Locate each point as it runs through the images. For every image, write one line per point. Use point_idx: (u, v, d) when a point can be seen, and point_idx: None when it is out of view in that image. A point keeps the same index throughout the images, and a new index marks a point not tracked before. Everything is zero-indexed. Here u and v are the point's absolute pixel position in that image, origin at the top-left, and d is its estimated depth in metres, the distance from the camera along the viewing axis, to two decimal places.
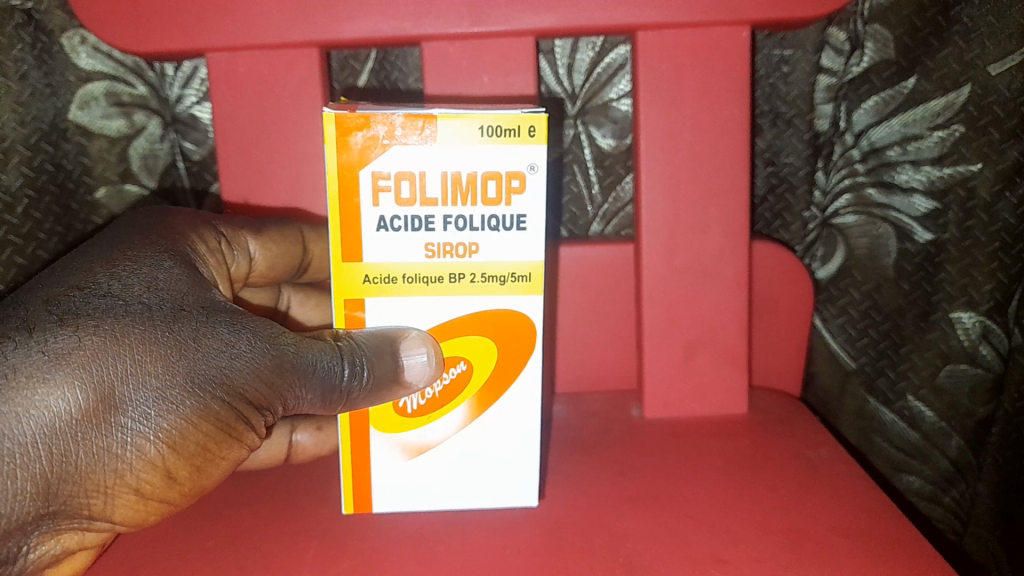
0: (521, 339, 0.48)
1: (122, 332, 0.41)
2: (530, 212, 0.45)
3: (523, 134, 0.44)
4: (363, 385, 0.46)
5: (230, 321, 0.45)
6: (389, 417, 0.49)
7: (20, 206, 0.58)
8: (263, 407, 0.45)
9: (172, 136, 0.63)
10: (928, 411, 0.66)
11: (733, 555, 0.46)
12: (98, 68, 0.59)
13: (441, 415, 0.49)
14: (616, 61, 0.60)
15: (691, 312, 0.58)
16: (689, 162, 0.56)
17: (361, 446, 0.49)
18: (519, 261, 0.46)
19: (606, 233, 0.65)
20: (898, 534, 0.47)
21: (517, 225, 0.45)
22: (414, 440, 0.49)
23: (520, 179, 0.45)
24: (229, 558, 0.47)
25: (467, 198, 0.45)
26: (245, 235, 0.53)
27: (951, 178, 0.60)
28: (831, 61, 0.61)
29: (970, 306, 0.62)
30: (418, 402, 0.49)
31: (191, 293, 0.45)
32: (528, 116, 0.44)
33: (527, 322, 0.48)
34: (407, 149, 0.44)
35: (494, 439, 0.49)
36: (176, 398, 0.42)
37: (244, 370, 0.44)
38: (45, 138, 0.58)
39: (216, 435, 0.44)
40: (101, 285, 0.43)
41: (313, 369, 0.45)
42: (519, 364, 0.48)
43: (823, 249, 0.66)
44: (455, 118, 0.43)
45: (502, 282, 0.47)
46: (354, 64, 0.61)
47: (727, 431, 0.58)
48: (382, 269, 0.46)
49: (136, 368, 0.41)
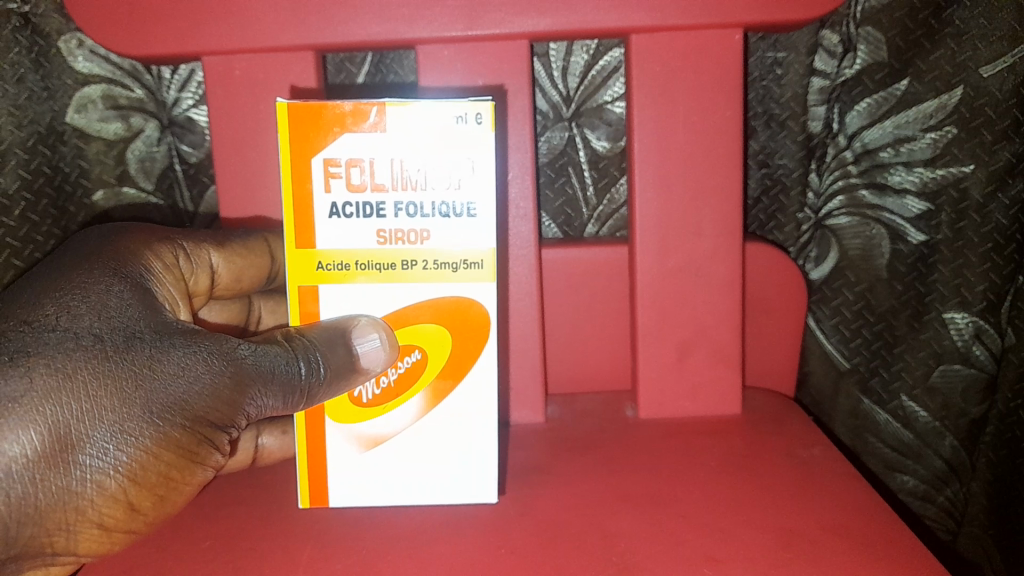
0: (474, 329, 0.49)
1: (74, 368, 0.40)
2: (479, 199, 0.47)
3: (471, 121, 0.47)
4: (321, 380, 0.47)
5: (186, 343, 0.44)
6: (345, 408, 0.50)
7: (17, 209, 0.59)
8: (226, 425, 0.45)
9: (169, 139, 0.63)
10: (921, 411, 0.66)
11: (725, 553, 0.47)
12: (95, 71, 0.60)
13: (396, 406, 0.50)
14: (610, 64, 0.60)
15: (685, 312, 0.58)
16: (683, 165, 0.56)
17: (319, 439, 0.50)
18: (472, 249, 0.48)
19: (602, 234, 0.65)
20: (890, 533, 0.48)
21: (467, 211, 0.47)
22: (370, 432, 0.50)
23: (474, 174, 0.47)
24: (224, 558, 0.48)
25: (415, 185, 0.47)
26: (206, 249, 0.52)
27: (944, 179, 0.60)
28: (824, 63, 0.61)
29: (963, 306, 0.62)
30: (373, 393, 0.50)
31: (143, 317, 0.44)
32: (474, 103, 0.46)
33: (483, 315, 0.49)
34: (355, 136, 0.46)
35: (465, 435, 0.50)
36: (134, 429, 0.41)
37: (203, 391, 0.43)
38: (42, 142, 0.59)
39: (178, 462, 0.43)
40: (49, 318, 0.41)
41: (272, 378, 0.45)
42: (474, 357, 0.50)
43: (817, 250, 0.66)
44: (402, 108, 0.46)
45: (455, 269, 0.48)
46: (349, 67, 0.61)
47: (720, 430, 0.58)
48: (336, 255, 0.48)
49: (92, 405, 0.40)
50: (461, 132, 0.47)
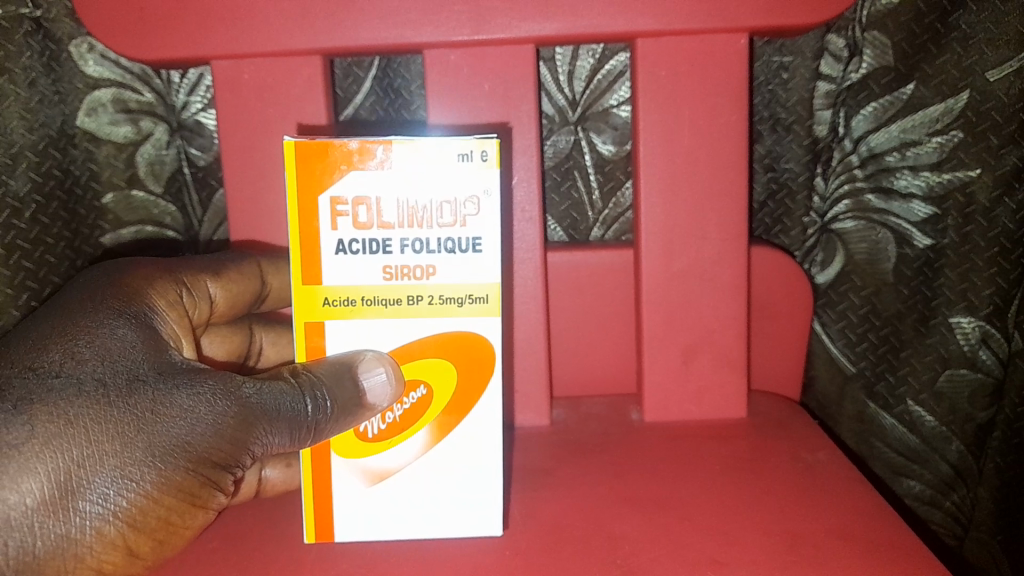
0: (479, 361, 0.49)
1: (75, 414, 0.40)
2: (484, 234, 0.47)
3: (477, 160, 0.47)
4: (329, 415, 0.46)
5: (189, 383, 0.44)
6: (350, 442, 0.49)
7: (28, 211, 0.59)
8: (230, 466, 0.44)
9: (178, 143, 0.64)
10: (928, 416, 0.66)
11: (728, 556, 0.47)
12: (105, 75, 0.60)
13: (399, 441, 0.49)
14: (616, 68, 0.61)
15: (690, 315, 0.58)
16: (688, 169, 0.56)
17: (325, 476, 0.49)
18: (479, 283, 0.48)
19: (607, 238, 0.65)
20: (894, 538, 0.47)
21: (473, 246, 0.47)
22: (375, 466, 0.49)
23: (476, 204, 0.47)
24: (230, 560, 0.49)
25: (421, 222, 0.47)
26: (204, 279, 0.52)
27: (951, 183, 0.60)
28: (830, 67, 0.61)
29: (970, 311, 0.62)
30: (379, 427, 0.49)
31: (147, 359, 0.44)
32: (478, 141, 0.46)
33: (486, 344, 0.48)
34: (361, 174, 0.47)
35: (471, 452, 0.49)
36: (135, 474, 0.41)
37: (205, 433, 0.43)
38: (53, 145, 0.59)
39: (180, 505, 0.43)
40: (54, 364, 0.42)
41: (279, 415, 0.45)
42: (479, 391, 0.49)
43: (823, 254, 0.66)
44: (408, 144, 0.47)
45: (461, 304, 0.48)
46: (357, 71, 0.62)
47: (726, 434, 0.58)
48: (341, 292, 0.48)
49: (92, 450, 0.40)
50: (469, 169, 0.47)
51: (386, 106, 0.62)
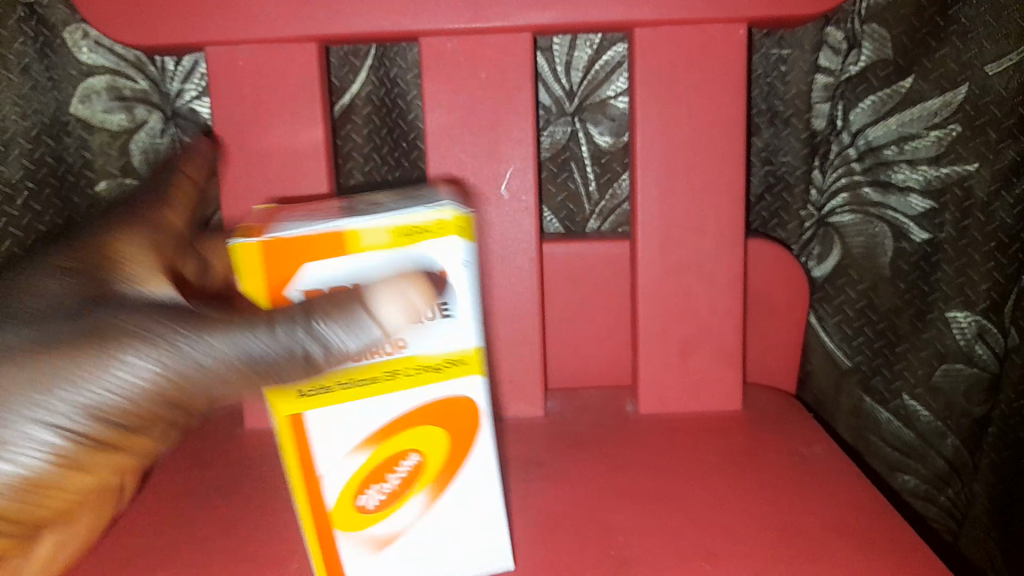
0: (469, 417, 0.43)
1: (30, 323, 0.41)
2: (454, 300, 0.41)
3: (433, 230, 0.41)
4: (268, 343, 0.39)
5: (149, 302, 0.42)
6: (347, 514, 0.42)
7: (20, 198, 0.59)
8: (187, 390, 0.41)
9: (173, 131, 0.63)
10: (923, 411, 0.66)
11: (723, 548, 0.45)
12: (99, 62, 0.60)
13: (398, 506, 0.42)
14: (614, 59, 0.60)
15: (685, 307, 0.58)
16: (685, 160, 0.56)
17: (330, 555, 0.42)
18: (450, 349, 0.41)
19: (604, 230, 0.65)
20: (889, 530, 0.46)
21: (442, 314, 0.41)
22: (381, 530, 0.42)
23: (439, 269, 0.41)
24: (219, 550, 0.47)
25: (394, 258, 0.42)
26: (167, 208, 0.50)
27: (949, 177, 0.60)
28: (829, 60, 0.61)
29: (966, 305, 0.62)
30: (377, 498, 0.42)
31: (119, 283, 0.43)
32: (434, 213, 0.41)
33: (469, 402, 0.42)
34: (321, 263, 0.41)
35: (475, 511, 0.44)
36: (78, 386, 0.40)
37: (152, 347, 0.40)
38: (46, 132, 0.59)
39: (129, 425, 0.41)
40: (27, 284, 0.42)
41: (230, 334, 0.40)
42: (471, 437, 0.43)
43: (820, 248, 0.65)
44: (370, 217, 0.42)
45: (441, 335, 0.44)
46: (353, 60, 0.61)
47: (721, 426, 0.58)
48: None
49: (40, 359, 0.40)
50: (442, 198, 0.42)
51: (383, 115, 0.63)
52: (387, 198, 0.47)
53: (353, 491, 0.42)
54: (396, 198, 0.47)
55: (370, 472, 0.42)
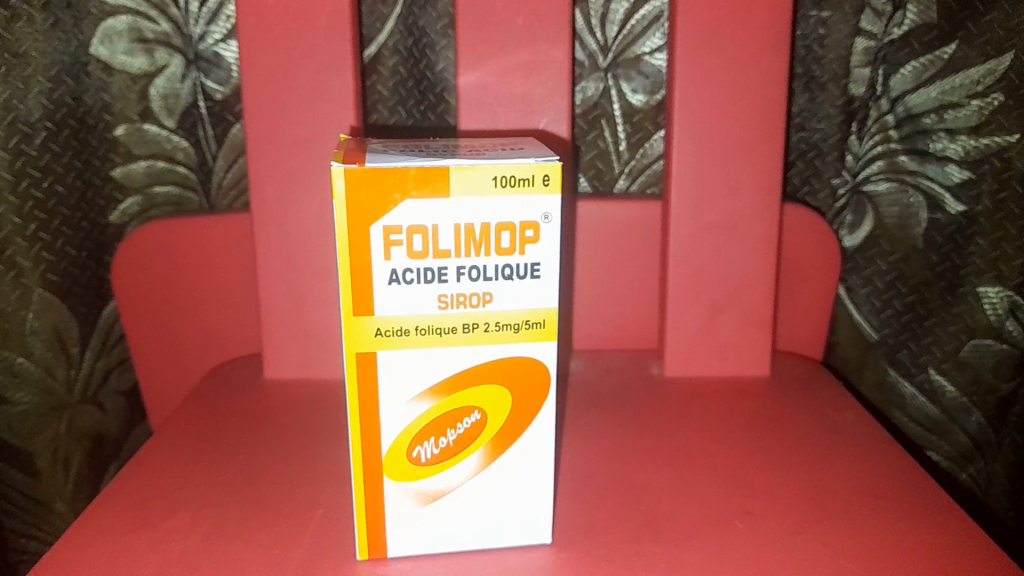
0: (536, 385, 0.39)
1: None
2: (545, 260, 0.37)
3: (535, 184, 0.35)
4: None
5: None
6: (399, 464, 0.39)
7: (39, 138, 0.56)
8: None
9: (194, 75, 0.61)
10: (949, 386, 0.65)
11: (757, 508, 0.44)
12: (120, 2, 0.58)
13: (452, 463, 0.39)
14: (651, 13, 0.59)
15: (718, 268, 0.57)
16: (724, 116, 0.54)
17: (375, 504, 0.39)
18: (531, 308, 0.37)
19: (632, 190, 0.63)
20: (927, 495, 0.45)
21: (529, 274, 0.37)
22: (430, 485, 0.39)
23: (533, 228, 0.36)
24: (242, 494, 0.46)
25: (482, 245, 0.36)
26: None
27: (988, 148, 0.59)
28: (871, 23, 0.58)
29: (999, 280, 0.62)
30: (432, 452, 0.39)
31: None
32: (540, 164, 0.35)
33: (541, 368, 0.38)
34: (419, 203, 0.35)
35: (526, 481, 0.40)
36: None
37: None
38: (66, 71, 0.57)
39: None
40: None
41: None
42: (535, 408, 0.39)
43: (853, 217, 0.63)
44: (468, 184, 0.35)
45: (516, 329, 0.38)
46: (382, 8, 0.59)
47: (749, 391, 0.57)
48: (394, 319, 0.37)
49: None
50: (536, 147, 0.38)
51: (410, 66, 0.61)
52: (485, 142, 0.42)
53: (409, 441, 0.39)
54: (490, 143, 0.42)
55: (428, 424, 0.38)
